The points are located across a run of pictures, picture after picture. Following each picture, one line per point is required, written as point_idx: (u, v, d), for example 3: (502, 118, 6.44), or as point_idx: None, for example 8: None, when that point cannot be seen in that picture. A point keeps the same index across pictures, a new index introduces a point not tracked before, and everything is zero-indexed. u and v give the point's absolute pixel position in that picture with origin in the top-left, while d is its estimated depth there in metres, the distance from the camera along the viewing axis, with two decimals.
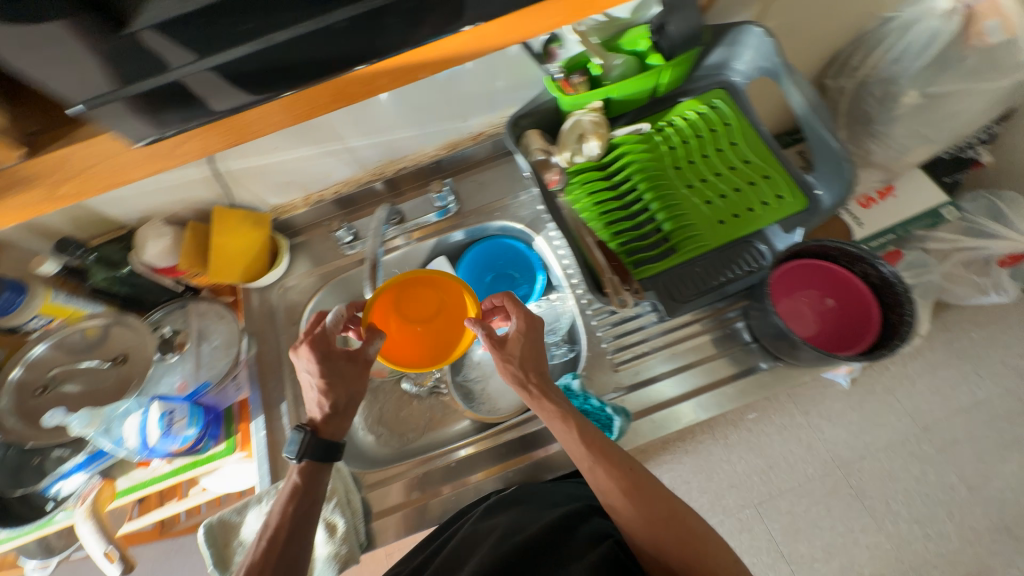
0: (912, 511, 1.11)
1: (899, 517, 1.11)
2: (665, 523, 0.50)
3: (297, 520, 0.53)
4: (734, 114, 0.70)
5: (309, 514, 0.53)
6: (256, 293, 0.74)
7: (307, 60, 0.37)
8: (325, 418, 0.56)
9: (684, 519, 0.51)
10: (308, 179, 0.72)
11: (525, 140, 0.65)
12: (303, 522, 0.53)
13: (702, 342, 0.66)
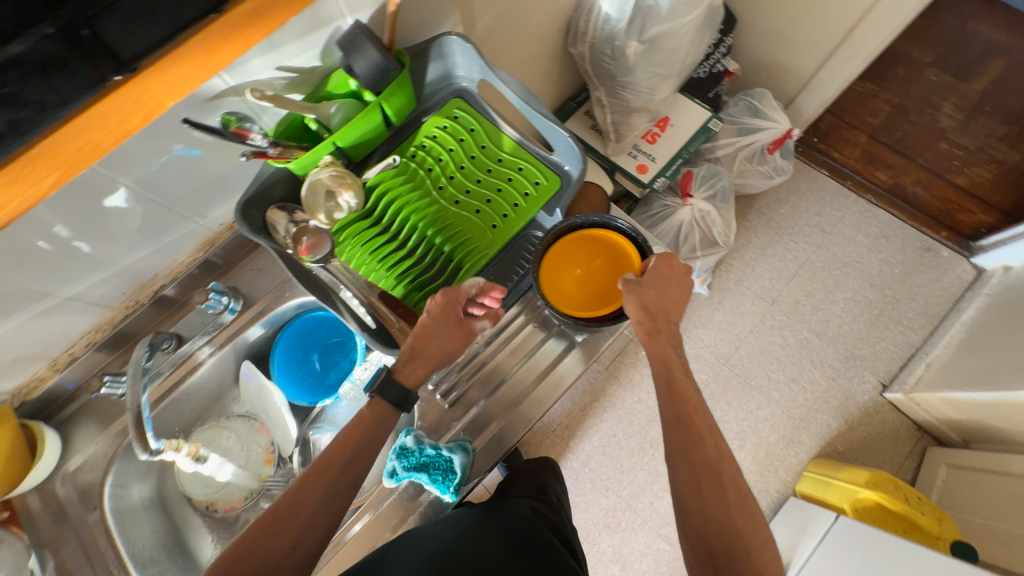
0: (785, 372, 1.38)
1: (779, 381, 1.38)
2: (688, 423, 0.54)
3: (356, 452, 0.55)
4: (475, 119, 0.72)
5: (367, 447, 0.56)
6: (35, 494, 0.62)
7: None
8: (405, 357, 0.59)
9: (692, 418, 0.54)
10: (37, 347, 0.60)
11: (271, 223, 0.61)
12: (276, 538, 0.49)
13: (528, 336, 0.70)
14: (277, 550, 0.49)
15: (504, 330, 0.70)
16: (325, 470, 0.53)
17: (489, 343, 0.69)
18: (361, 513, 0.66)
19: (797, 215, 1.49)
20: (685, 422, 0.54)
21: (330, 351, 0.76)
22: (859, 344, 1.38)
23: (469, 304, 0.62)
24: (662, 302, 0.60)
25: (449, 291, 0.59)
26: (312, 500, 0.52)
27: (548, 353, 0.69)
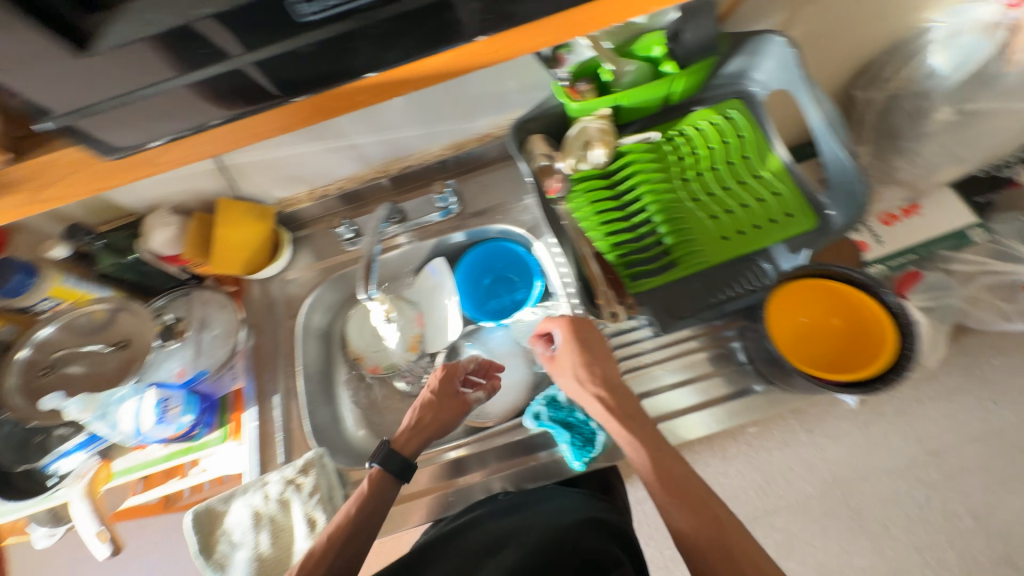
0: None
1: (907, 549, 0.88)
2: (692, 476, 0.49)
3: (358, 527, 0.53)
4: (748, 126, 0.68)
5: (372, 517, 0.54)
6: (259, 283, 0.75)
7: (287, 78, 0.36)
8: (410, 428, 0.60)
9: (719, 515, 0.46)
10: (312, 174, 0.72)
11: (529, 145, 0.64)
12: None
13: (699, 359, 0.64)
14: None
15: (680, 342, 0.65)
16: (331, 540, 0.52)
17: (658, 348, 0.66)
18: (463, 442, 0.67)
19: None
20: (668, 472, 0.49)
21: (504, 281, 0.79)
22: None
23: (466, 380, 0.65)
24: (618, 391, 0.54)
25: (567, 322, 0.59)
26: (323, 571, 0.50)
27: (720, 387, 0.62)
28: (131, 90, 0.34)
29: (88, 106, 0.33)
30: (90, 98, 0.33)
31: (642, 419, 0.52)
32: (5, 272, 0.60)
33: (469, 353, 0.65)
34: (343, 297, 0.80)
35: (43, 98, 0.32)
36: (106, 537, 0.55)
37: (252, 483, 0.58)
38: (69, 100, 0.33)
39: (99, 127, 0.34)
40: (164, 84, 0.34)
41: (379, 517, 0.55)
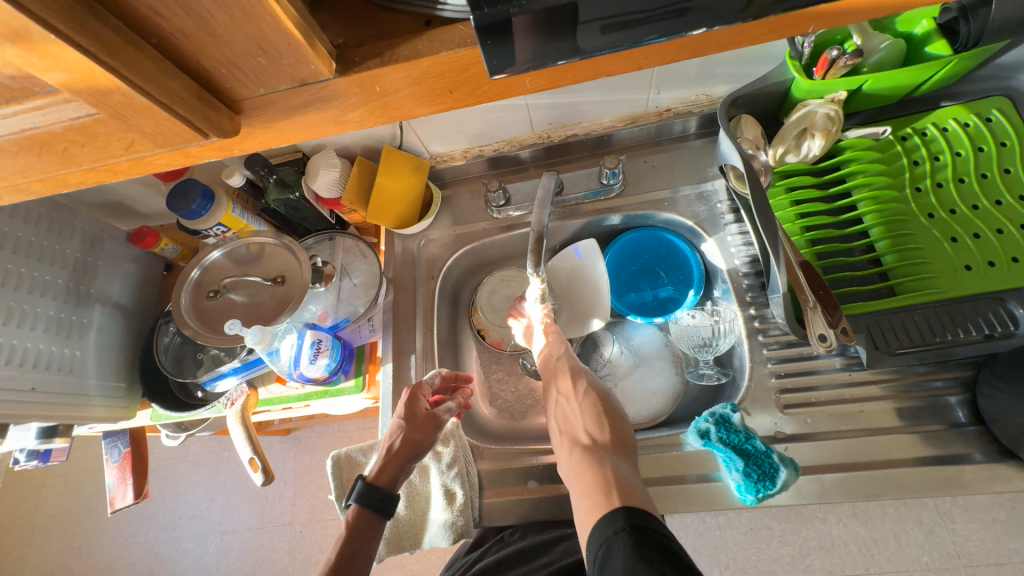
0: None
1: None
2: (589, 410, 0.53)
3: (366, 522, 0.52)
4: (1015, 133, 0.55)
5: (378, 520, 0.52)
6: (401, 239, 0.74)
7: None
8: (387, 458, 0.55)
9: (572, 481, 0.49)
10: (474, 133, 0.68)
11: (736, 125, 0.56)
12: None
13: (893, 408, 0.54)
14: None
15: (872, 382, 0.55)
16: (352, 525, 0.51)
17: (850, 385, 0.55)
18: None
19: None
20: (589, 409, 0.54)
21: (647, 276, 0.72)
22: None
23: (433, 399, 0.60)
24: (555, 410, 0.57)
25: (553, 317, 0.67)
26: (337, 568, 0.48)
27: (918, 446, 0.51)
28: None
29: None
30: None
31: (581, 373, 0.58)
32: (189, 194, 0.61)
33: (432, 369, 0.60)
34: (475, 265, 0.77)
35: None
36: (258, 466, 0.57)
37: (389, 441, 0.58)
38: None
39: (500, 31, 0.22)
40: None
41: (365, 558, 0.50)
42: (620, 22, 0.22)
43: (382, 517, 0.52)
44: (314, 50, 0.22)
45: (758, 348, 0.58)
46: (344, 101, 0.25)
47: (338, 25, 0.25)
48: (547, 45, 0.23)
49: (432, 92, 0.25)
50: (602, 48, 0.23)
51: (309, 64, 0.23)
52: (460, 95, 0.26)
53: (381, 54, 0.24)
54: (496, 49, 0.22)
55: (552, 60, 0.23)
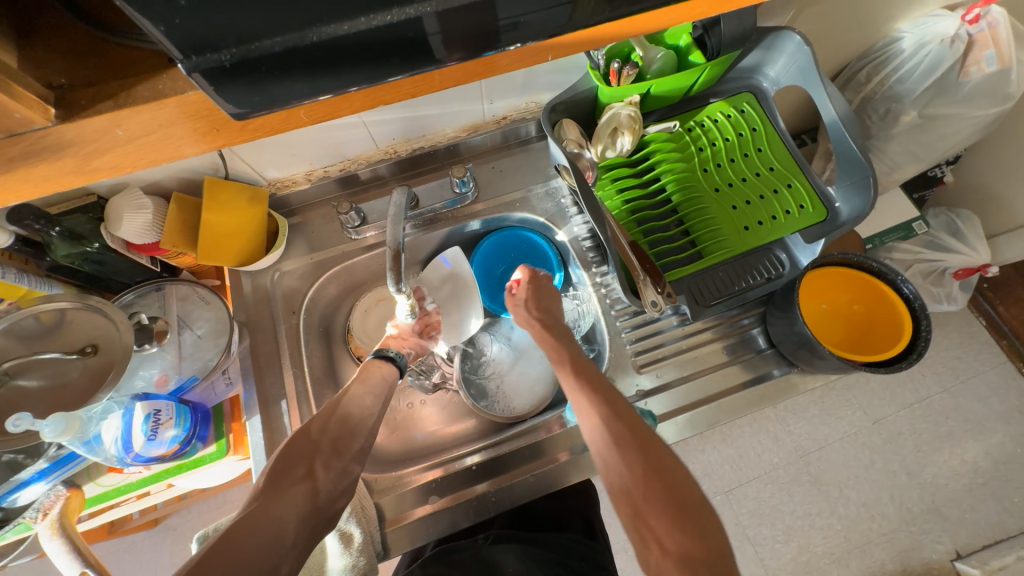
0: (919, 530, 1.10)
1: (850, 501, 1.12)
2: (647, 491, 0.43)
3: (354, 402, 0.56)
4: (760, 119, 0.70)
5: (371, 394, 0.58)
6: (249, 277, 0.67)
7: (459, 32, 0.23)
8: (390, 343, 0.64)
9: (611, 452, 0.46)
10: (313, 155, 0.64)
11: (560, 129, 0.63)
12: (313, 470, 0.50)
13: (718, 347, 0.66)
14: (317, 470, 0.50)
15: (701, 331, 0.66)
16: (354, 385, 0.57)
17: (685, 337, 0.66)
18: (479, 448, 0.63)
19: (987, 359, 1.22)
20: (648, 490, 0.43)
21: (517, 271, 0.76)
22: (948, 503, 1.11)
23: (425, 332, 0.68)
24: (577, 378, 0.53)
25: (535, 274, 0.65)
26: (316, 433, 0.52)
27: (739, 374, 0.64)
28: (291, 29, 0.21)
29: (236, 43, 0.20)
30: (231, 37, 0.20)
31: (637, 435, 0.46)
32: None
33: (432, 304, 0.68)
34: (342, 291, 0.73)
35: (161, 30, 0.19)
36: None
37: None
38: (206, 33, 0.20)
39: (233, 78, 0.21)
40: (346, 26, 0.21)
41: (387, 378, 0.60)
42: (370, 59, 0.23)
43: (394, 363, 0.62)
44: (15, 97, 0.19)
45: (613, 321, 0.66)
46: (81, 148, 0.22)
47: (59, 64, 0.22)
48: (308, 83, 0.23)
49: (194, 132, 0.24)
50: (367, 81, 0.24)
51: (13, 113, 0.20)
52: (234, 132, 0.25)
53: (114, 96, 0.22)
54: (240, 93, 0.22)
55: (314, 96, 0.24)
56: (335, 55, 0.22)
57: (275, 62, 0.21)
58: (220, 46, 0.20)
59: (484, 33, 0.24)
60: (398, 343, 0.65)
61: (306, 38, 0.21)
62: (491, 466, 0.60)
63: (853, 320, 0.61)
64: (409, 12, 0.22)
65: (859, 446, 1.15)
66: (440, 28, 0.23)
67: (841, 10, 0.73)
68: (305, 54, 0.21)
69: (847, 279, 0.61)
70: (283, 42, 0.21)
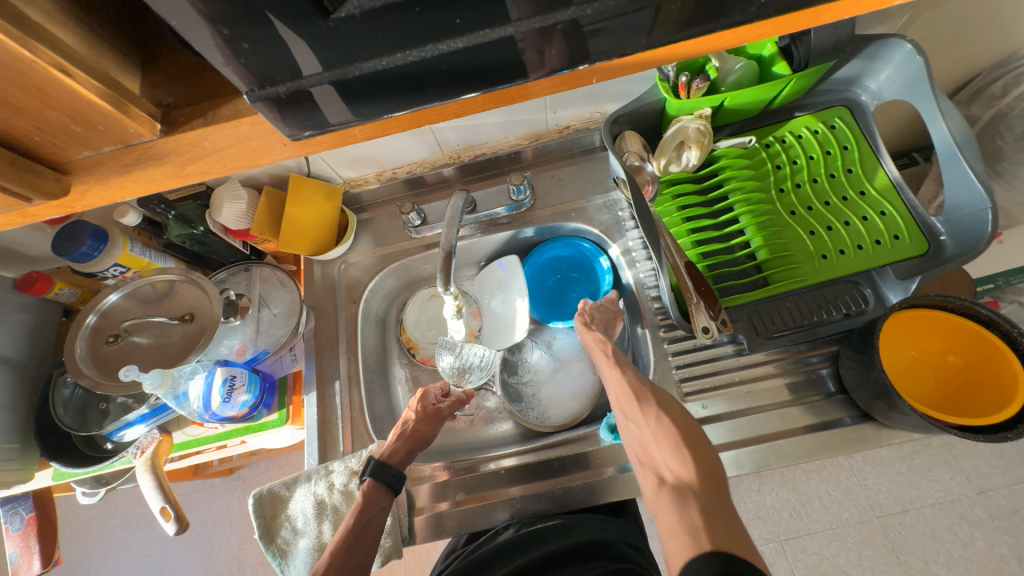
0: None
1: None
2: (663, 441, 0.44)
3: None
4: (854, 137, 0.63)
5: (357, 570, 0.48)
6: (320, 265, 0.73)
7: (494, 63, 0.24)
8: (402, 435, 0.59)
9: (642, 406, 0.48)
10: (385, 158, 0.69)
11: (621, 141, 0.62)
12: (355, 547, 0.49)
13: (779, 384, 0.60)
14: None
15: (761, 363, 0.61)
16: (335, 560, 0.48)
17: (741, 368, 0.61)
18: (514, 453, 0.63)
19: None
20: (667, 442, 0.44)
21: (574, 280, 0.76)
22: None
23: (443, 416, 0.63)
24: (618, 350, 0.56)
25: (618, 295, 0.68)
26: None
27: (801, 417, 0.58)
28: (336, 65, 0.23)
29: (288, 78, 0.23)
30: (283, 74, 0.23)
31: (658, 394, 0.49)
32: (76, 236, 0.57)
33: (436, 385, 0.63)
34: (400, 285, 0.78)
35: (229, 67, 0.22)
36: (171, 514, 0.54)
37: (316, 472, 0.58)
38: (265, 72, 0.22)
39: (284, 106, 0.24)
40: (386, 61, 0.23)
41: (377, 527, 0.51)
42: (412, 89, 0.25)
43: (392, 489, 0.54)
44: (127, 115, 0.23)
45: (660, 343, 0.64)
46: (179, 157, 0.26)
47: (170, 85, 0.26)
48: (356, 108, 0.25)
49: (265, 147, 0.27)
50: (412, 106, 0.26)
51: (127, 128, 0.24)
52: (300, 146, 0.28)
53: (205, 115, 0.25)
54: (299, 119, 0.25)
55: (362, 117, 0.26)
56: (379, 86, 0.24)
57: (317, 92, 0.24)
58: (278, 79, 0.23)
59: (522, 61, 0.25)
60: (404, 448, 0.58)
61: (350, 71, 0.23)
62: (522, 472, 0.60)
63: (946, 374, 0.53)
64: (443, 48, 0.23)
65: (956, 518, 0.98)
66: (480, 60, 0.24)
67: (972, 13, 0.63)
68: (345, 84, 0.24)
69: (944, 325, 0.53)
70: (330, 76, 0.23)
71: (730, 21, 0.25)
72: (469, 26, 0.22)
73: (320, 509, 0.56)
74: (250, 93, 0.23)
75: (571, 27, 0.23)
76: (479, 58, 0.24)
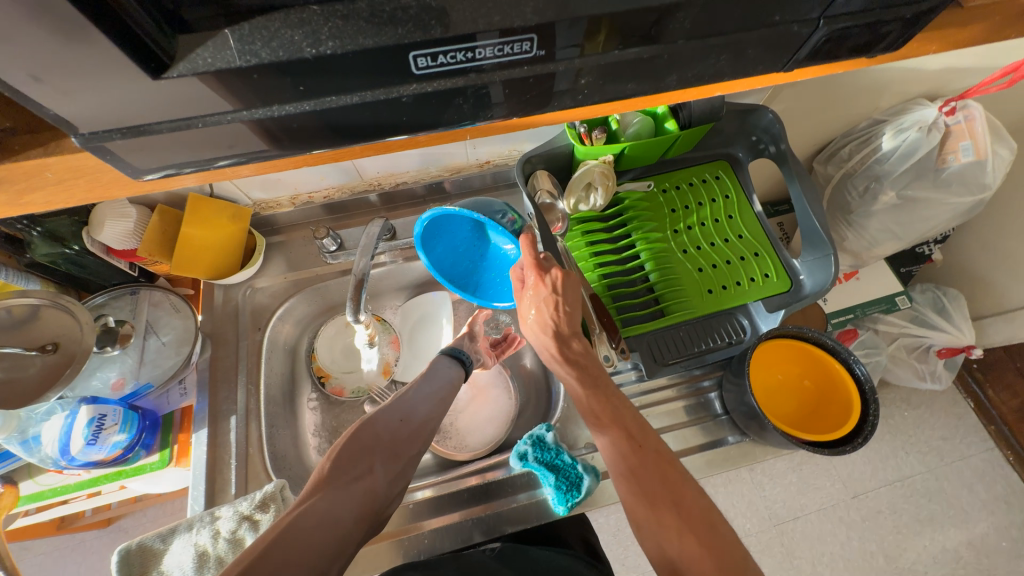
0: None
1: None
2: (694, 554, 0.40)
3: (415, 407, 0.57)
4: (733, 187, 0.73)
5: (426, 407, 0.57)
6: (222, 289, 0.69)
7: (347, 122, 0.27)
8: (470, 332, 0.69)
9: (666, 509, 0.44)
10: (300, 181, 0.67)
11: (534, 180, 0.65)
12: (430, 393, 0.59)
13: (674, 408, 0.65)
14: (381, 472, 0.48)
15: (658, 389, 0.66)
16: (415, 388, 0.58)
17: (640, 393, 0.66)
18: (430, 482, 0.62)
19: (973, 443, 1.19)
20: (701, 559, 0.40)
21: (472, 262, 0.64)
22: None
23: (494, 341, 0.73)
24: (622, 417, 0.52)
25: (536, 257, 0.55)
26: (387, 426, 0.52)
27: (692, 437, 0.63)
28: (180, 117, 0.25)
29: (126, 124, 0.24)
30: (134, 117, 0.24)
31: (676, 491, 0.45)
32: None
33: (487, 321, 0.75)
34: (314, 311, 0.75)
35: (64, 107, 0.22)
36: None
37: (200, 518, 0.53)
38: (108, 115, 0.23)
39: (127, 148, 0.25)
40: (233, 116, 0.25)
41: (450, 386, 0.61)
42: (266, 137, 0.27)
43: (461, 365, 0.65)
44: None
45: None
46: (14, 183, 0.25)
47: (8, 109, 0.25)
48: (219, 150, 0.27)
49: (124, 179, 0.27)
50: (269, 151, 0.29)
51: None
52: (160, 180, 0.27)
53: (45, 144, 0.25)
54: (144, 158, 0.26)
55: (217, 159, 0.28)
56: (228, 131, 0.26)
57: (171, 137, 0.25)
58: (113, 127, 0.24)
59: (384, 124, 0.28)
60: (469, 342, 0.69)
61: (194, 123, 0.25)
62: (433, 504, 0.59)
63: (805, 395, 0.61)
64: (289, 109, 0.26)
65: (835, 521, 1.11)
66: (327, 121, 0.27)
67: (821, 92, 0.76)
68: (189, 130, 0.25)
69: (799, 352, 0.61)
70: (169, 125, 0.25)
71: (564, 104, 0.30)
72: (315, 93, 0.25)
73: (203, 561, 0.50)
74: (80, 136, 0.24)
75: (415, 98, 0.27)
76: (341, 114, 0.26)
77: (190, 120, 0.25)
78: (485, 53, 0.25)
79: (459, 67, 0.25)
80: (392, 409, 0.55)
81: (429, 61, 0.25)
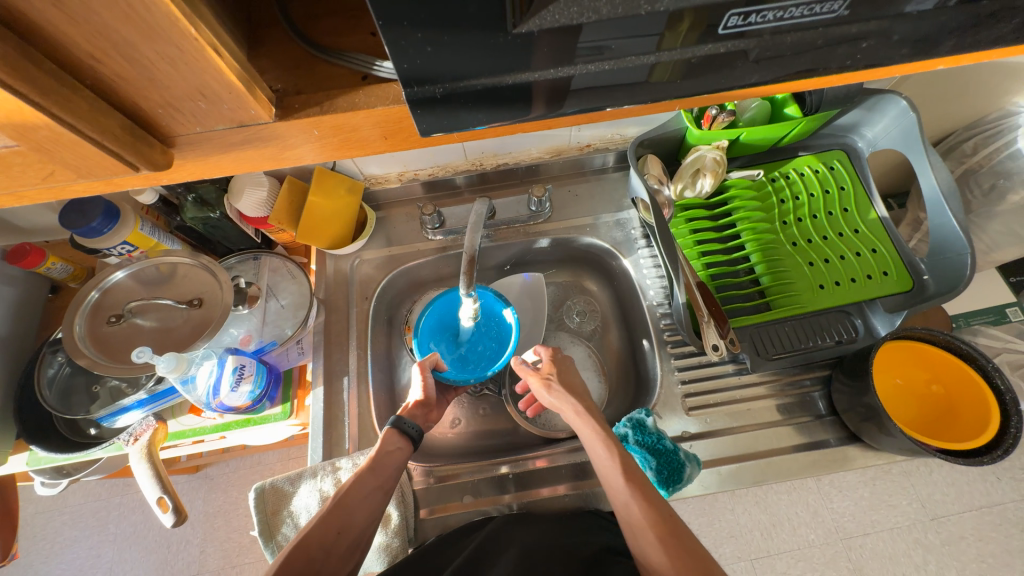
0: None
1: None
2: None
3: (360, 501, 0.50)
4: (850, 179, 0.69)
5: (376, 490, 0.51)
6: (332, 259, 0.73)
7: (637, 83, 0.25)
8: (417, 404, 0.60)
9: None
10: (411, 158, 0.70)
11: (643, 164, 0.66)
12: (371, 493, 0.51)
13: (774, 405, 0.63)
14: None
15: (760, 385, 0.64)
16: (360, 475, 0.51)
17: (741, 387, 0.64)
18: (516, 457, 0.63)
19: None
20: None
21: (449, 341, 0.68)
22: None
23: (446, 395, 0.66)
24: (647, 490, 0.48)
25: (556, 354, 0.63)
26: (325, 538, 0.46)
27: (793, 436, 0.61)
28: (491, 73, 0.23)
29: (450, 78, 0.22)
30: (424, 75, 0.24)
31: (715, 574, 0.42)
32: (88, 211, 0.56)
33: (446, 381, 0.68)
34: (408, 285, 0.78)
35: None
36: (168, 505, 0.52)
37: (322, 468, 0.57)
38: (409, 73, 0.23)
39: (439, 107, 0.24)
40: (540, 74, 0.23)
41: (394, 462, 0.54)
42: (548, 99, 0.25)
43: (408, 438, 0.56)
44: (255, 97, 0.23)
45: (667, 358, 0.66)
46: (281, 141, 0.26)
47: (278, 71, 0.26)
48: (488, 114, 0.25)
49: (366, 142, 0.28)
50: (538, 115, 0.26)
51: (248, 109, 0.23)
52: (394, 141, 0.28)
53: (320, 104, 0.25)
54: (436, 122, 0.25)
55: (488, 123, 0.26)
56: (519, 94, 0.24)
57: (483, 95, 0.23)
58: (437, 80, 0.23)
59: None
60: (421, 413, 0.61)
61: (505, 79, 0.23)
62: (528, 477, 0.61)
63: (930, 403, 0.58)
64: (591, 67, 0.23)
65: (911, 542, 1.03)
66: (618, 76, 0.24)
67: (956, 77, 0.70)
68: (499, 89, 0.23)
69: (925, 357, 0.58)
70: (483, 82, 0.23)
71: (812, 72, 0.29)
72: (622, 50, 0.23)
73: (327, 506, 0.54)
74: (406, 91, 0.23)
75: (710, 59, 0.24)
76: (625, 86, 0.25)
77: (495, 83, 0.23)
78: (794, 12, 0.23)
79: (762, 27, 0.23)
80: (332, 514, 0.48)
81: (739, 20, 0.23)
